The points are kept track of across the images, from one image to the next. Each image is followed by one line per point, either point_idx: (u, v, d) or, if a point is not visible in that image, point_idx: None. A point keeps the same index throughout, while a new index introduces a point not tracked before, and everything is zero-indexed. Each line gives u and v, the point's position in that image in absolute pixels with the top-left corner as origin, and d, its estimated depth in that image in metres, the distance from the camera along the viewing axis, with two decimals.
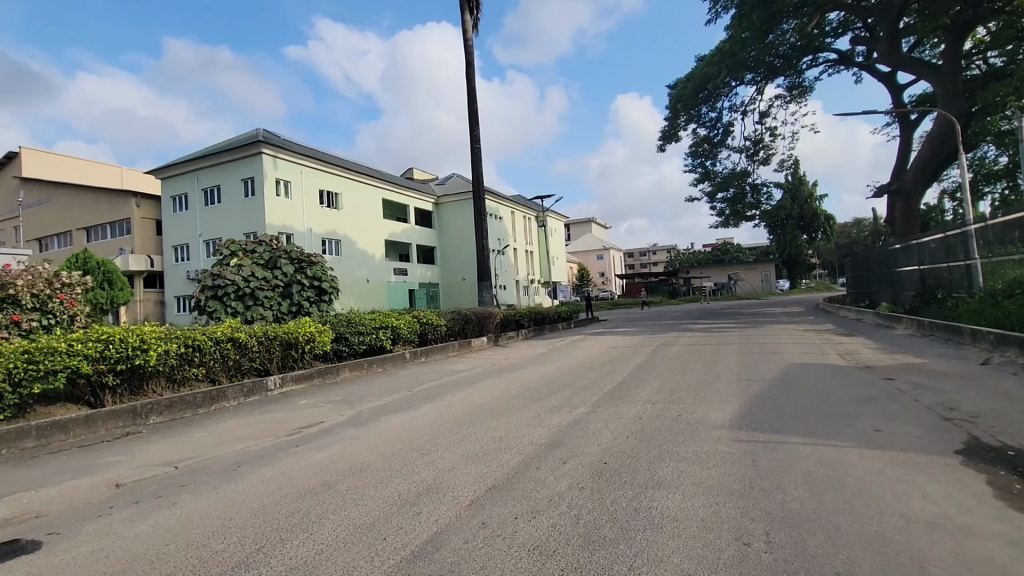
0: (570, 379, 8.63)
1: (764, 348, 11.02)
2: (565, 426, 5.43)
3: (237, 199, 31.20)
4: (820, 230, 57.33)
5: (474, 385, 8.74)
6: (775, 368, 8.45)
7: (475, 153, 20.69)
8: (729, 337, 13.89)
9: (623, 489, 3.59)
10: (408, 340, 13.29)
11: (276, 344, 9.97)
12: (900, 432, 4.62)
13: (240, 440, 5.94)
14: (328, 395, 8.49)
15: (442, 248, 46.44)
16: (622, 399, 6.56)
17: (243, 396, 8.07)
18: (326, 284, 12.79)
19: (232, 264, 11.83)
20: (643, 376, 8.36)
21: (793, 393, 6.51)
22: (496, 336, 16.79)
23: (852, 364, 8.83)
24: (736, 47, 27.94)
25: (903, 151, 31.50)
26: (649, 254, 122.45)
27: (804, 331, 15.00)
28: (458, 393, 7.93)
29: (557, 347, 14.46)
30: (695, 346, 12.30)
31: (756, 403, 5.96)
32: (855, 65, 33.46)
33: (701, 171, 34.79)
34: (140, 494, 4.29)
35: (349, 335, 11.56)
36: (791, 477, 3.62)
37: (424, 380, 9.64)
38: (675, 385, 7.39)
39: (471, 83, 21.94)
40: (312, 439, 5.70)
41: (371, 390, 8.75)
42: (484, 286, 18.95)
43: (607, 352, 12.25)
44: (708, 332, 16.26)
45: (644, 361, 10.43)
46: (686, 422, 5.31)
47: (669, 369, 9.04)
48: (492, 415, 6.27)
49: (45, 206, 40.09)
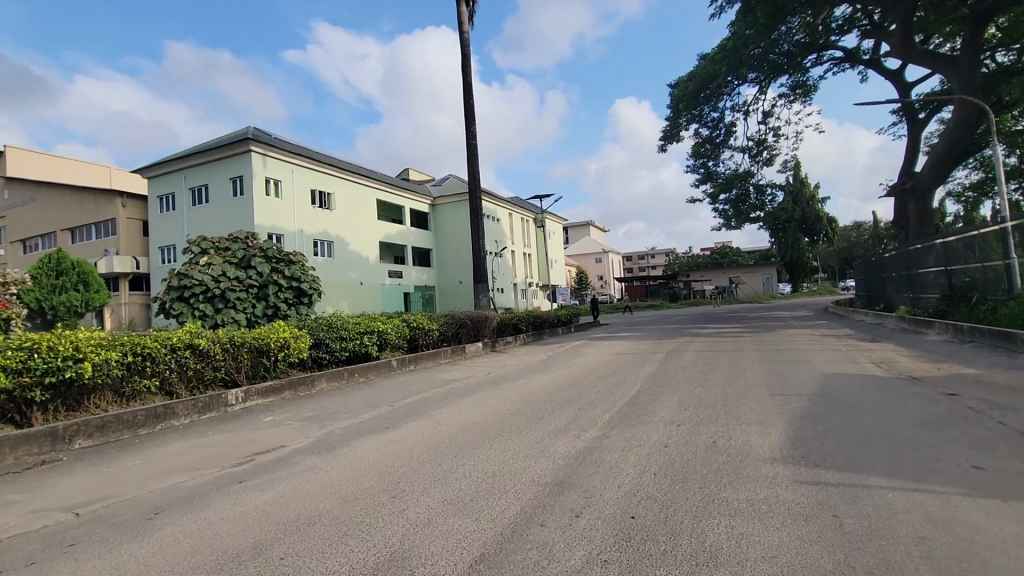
0: (575, 391, 7.62)
1: (789, 357, 9.96)
2: (574, 457, 4.40)
3: (225, 199, 30.10)
4: (822, 234, 56.39)
5: (466, 398, 7.68)
6: (810, 379, 7.40)
7: (470, 150, 19.70)
8: (744, 343, 12.87)
9: (663, 565, 2.56)
10: (396, 346, 12.23)
11: (244, 351, 8.90)
12: (1010, 471, 3.61)
13: (178, 473, 4.88)
14: (301, 410, 7.44)
15: (438, 249, 45.36)
16: (642, 419, 5.53)
17: (197, 413, 6.95)
18: (305, 285, 11.70)
19: (201, 263, 10.84)
20: (660, 389, 7.33)
21: (845, 412, 5.47)
22: (493, 342, 15.71)
23: (893, 374, 7.82)
24: (739, 43, 27.07)
25: (911, 151, 30.60)
26: (648, 258, 121.57)
27: (822, 336, 13.98)
28: (448, 409, 6.86)
29: (558, 353, 13.45)
30: (709, 352, 11.30)
31: (805, 426, 4.93)
32: (861, 63, 32.64)
33: (703, 171, 33.93)
34: (14, 557, 3.24)
35: (330, 341, 10.49)
36: (903, 551, 2.58)
37: (411, 392, 8.56)
38: (700, 401, 6.37)
39: (467, 78, 21.01)
40: (264, 473, 4.63)
41: (349, 405, 7.67)
42: (480, 288, 17.92)
43: (613, 359, 11.25)
44: (720, 336, 15.22)
45: (656, 369, 9.41)
46: (725, 453, 4.26)
47: (686, 380, 8.02)
48: (486, 439, 5.23)
49: (29, 206, 38.89)
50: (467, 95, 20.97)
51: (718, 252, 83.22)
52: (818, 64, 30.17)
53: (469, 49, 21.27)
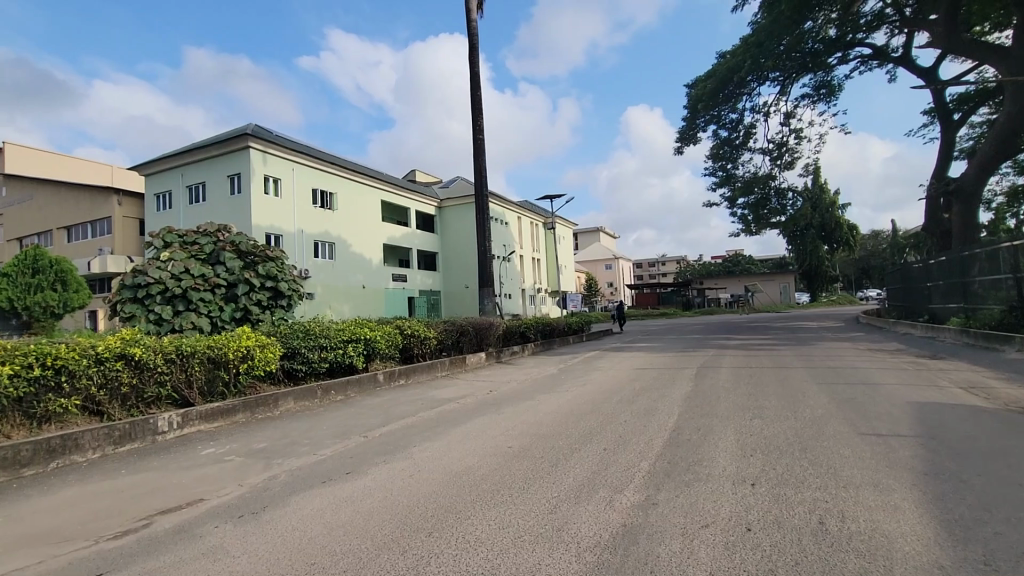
0: (597, 419, 6.07)
1: (850, 378, 8.27)
2: (611, 549, 2.85)
3: (222, 197, 28.84)
4: (841, 241, 54.36)
5: (458, 427, 6.11)
6: (899, 412, 5.74)
7: (475, 146, 18.21)
8: (785, 358, 11.25)
9: None
10: (386, 357, 10.70)
11: (195, 363, 7.40)
12: None
13: (29, 550, 3.38)
14: (253, 441, 5.93)
15: (444, 253, 43.93)
16: (698, 474, 3.94)
17: (113, 446, 5.40)
18: (283, 285, 10.19)
19: (161, 259, 9.38)
20: (705, 421, 5.74)
21: (990, 473, 3.84)
22: (498, 352, 14.11)
23: (999, 404, 6.17)
24: (763, 37, 25.44)
25: (945, 153, 28.72)
26: (659, 265, 119.56)
27: (871, 352, 12.23)
28: (432, 446, 5.30)
29: (570, 366, 11.92)
30: (748, 369, 9.64)
31: (948, 503, 3.34)
32: (890, 61, 30.90)
33: (720, 175, 32.30)
34: None
35: (306, 352, 9.00)
36: None
37: (393, 415, 7.00)
38: (768, 441, 4.79)
39: (474, 69, 19.57)
40: (143, 560, 3.12)
41: (314, 434, 6.12)
42: (485, 292, 16.36)
43: (636, 375, 9.68)
44: (752, 349, 13.56)
45: (692, 390, 7.80)
46: (852, 553, 2.70)
47: (736, 408, 6.38)
48: (479, 502, 3.68)
49: (27, 203, 37.96)
50: (474, 88, 19.54)
51: (730, 259, 81.12)
52: (844, 62, 28.48)
53: (477, 39, 19.87)
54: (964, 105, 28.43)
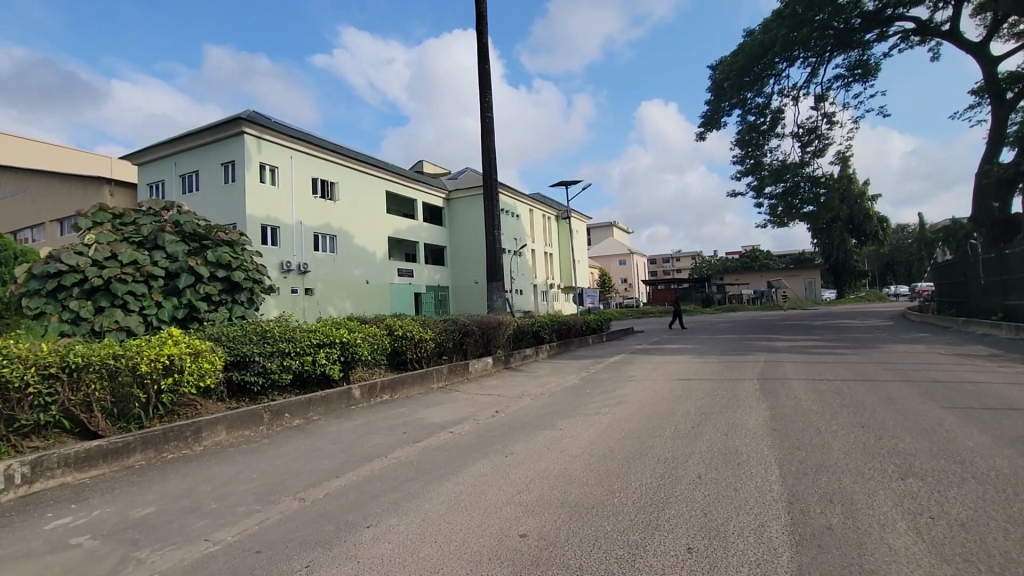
0: (653, 473, 3.99)
1: (986, 400, 6.10)
2: None
3: (215, 186, 27.05)
4: (871, 234, 51.58)
5: (445, 484, 4.04)
6: None
7: (483, 124, 16.16)
8: (864, 367, 9.05)
9: None
10: (368, 364, 8.64)
11: (95, 380, 5.37)
12: None
13: None
14: (135, 505, 3.91)
15: (453, 247, 41.98)
16: None
17: None
18: (240, 276, 8.21)
19: (83, 242, 7.46)
20: (836, 484, 3.61)
21: None
22: (507, 356, 12.02)
23: None
24: (797, 10, 22.83)
25: (997, 138, 26.07)
26: (673, 260, 117.15)
27: (967, 360, 9.97)
28: (399, 528, 3.25)
29: (595, 375, 9.88)
30: (828, 384, 7.49)
31: None
32: (934, 35, 28.14)
33: (747, 163, 29.81)
34: None
35: (262, 359, 7.05)
36: None
37: (355, 456, 4.94)
38: (984, 547, 2.71)
39: (481, 40, 17.49)
40: None
41: (234, 491, 4.10)
42: (494, 287, 14.34)
43: (684, 390, 7.62)
44: (814, 354, 11.30)
45: (773, 417, 5.67)
46: None
47: (862, 454, 4.24)
48: None
49: (20, 196, 36.50)
50: (480, 59, 17.43)
51: (748, 254, 78.32)
52: (883, 39, 25.82)
53: (483, 7, 17.78)
54: (1019, 84, 25.74)
